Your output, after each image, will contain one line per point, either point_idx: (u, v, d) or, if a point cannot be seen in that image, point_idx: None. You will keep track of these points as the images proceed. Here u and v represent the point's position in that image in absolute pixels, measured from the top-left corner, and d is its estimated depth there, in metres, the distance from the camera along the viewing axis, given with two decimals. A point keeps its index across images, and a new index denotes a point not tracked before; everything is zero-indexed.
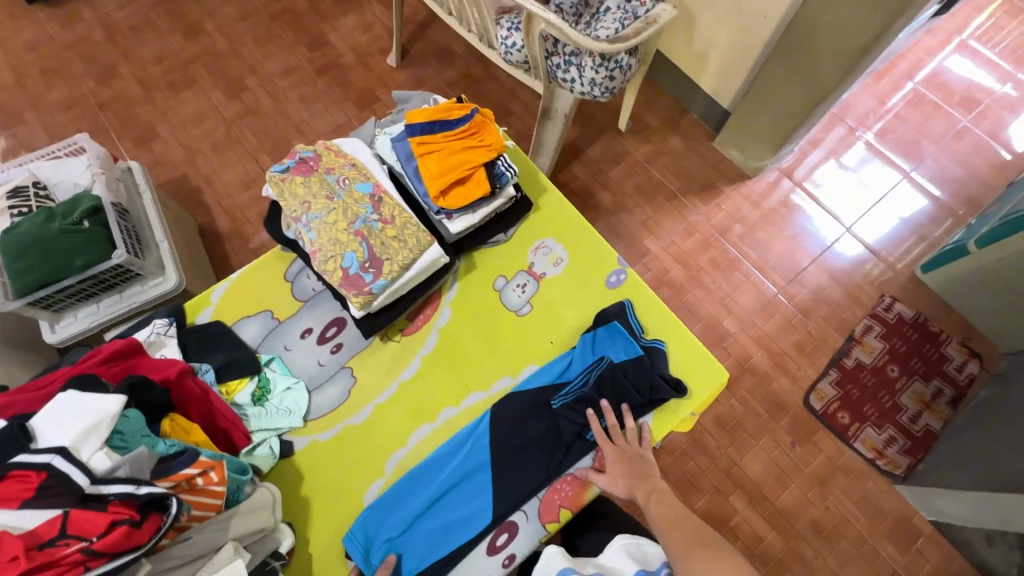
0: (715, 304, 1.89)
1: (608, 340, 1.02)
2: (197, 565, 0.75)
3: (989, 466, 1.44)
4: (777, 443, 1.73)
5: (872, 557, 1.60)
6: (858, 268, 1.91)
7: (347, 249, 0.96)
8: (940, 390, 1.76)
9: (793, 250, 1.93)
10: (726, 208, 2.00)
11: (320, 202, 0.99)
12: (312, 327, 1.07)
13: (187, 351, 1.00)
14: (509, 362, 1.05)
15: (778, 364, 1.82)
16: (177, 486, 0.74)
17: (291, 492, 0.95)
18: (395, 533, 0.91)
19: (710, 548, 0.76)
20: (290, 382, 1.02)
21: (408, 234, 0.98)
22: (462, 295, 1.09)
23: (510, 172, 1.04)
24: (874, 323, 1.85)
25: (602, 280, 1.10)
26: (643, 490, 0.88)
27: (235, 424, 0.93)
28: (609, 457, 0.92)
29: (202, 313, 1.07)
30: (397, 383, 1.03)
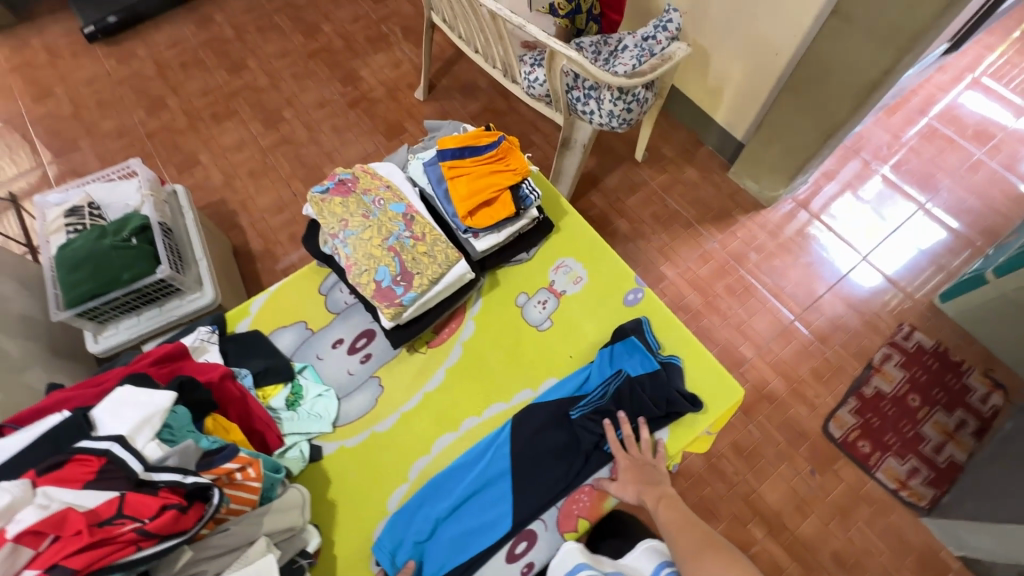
0: (731, 330, 1.91)
1: (625, 354, 1.05)
2: (232, 556, 0.79)
3: (1016, 498, 1.41)
4: (796, 471, 1.71)
5: None
6: (875, 297, 1.92)
7: (381, 264, 1.03)
8: (964, 421, 1.74)
9: (809, 279, 1.96)
10: (741, 236, 2.04)
11: (357, 220, 1.07)
12: (343, 338, 1.13)
13: (227, 356, 1.06)
14: (531, 375, 1.09)
15: (795, 390, 1.81)
16: (218, 479, 0.79)
17: (319, 494, 0.99)
18: (419, 537, 0.94)
19: (715, 551, 0.79)
20: (321, 389, 1.07)
21: (437, 250, 1.04)
22: (486, 310, 1.14)
23: (534, 195, 1.11)
24: (893, 352, 1.84)
25: (620, 298, 1.15)
26: (652, 495, 0.92)
27: (270, 426, 0.98)
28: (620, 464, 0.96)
29: (242, 322, 1.14)
30: (422, 392, 1.08)
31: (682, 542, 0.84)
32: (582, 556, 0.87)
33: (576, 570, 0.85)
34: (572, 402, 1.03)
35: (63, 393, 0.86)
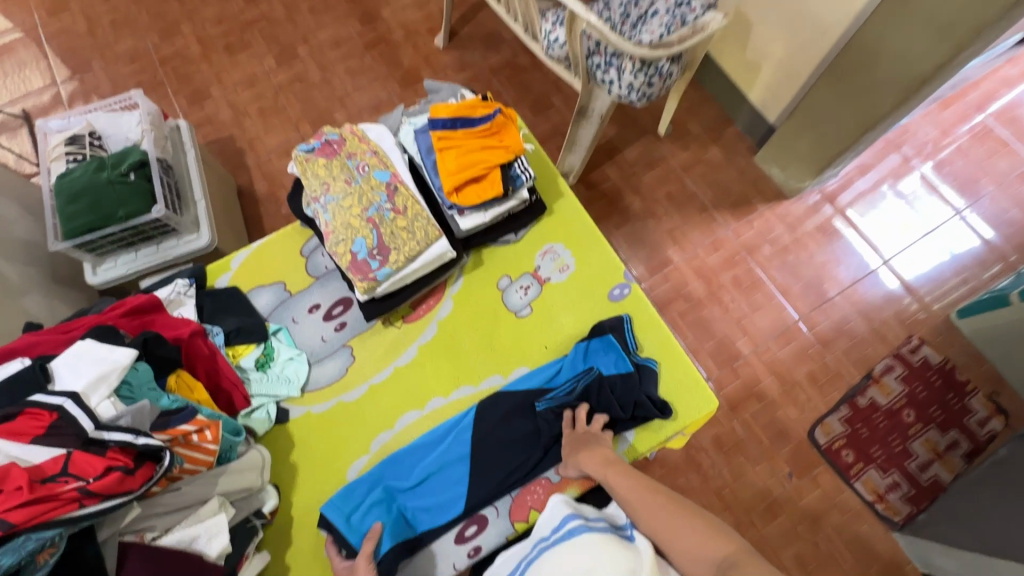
0: (731, 324, 1.85)
1: (600, 351, 1.03)
2: (182, 514, 0.81)
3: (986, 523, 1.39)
4: (774, 472, 1.70)
5: None
6: (890, 304, 1.83)
7: (358, 235, 0.99)
8: (956, 442, 1.70)
9: (823, 279, 1.87)
10: (758, 226, 1.94)
11: (339, 185, 1.03)
12: (320, 304, 1.12)
13: (204, 313, 1.06)
14: (503, 361, 1.07)
15: (787, 392, 1.78)
16: (174, 439, 0.81)
17: (283, 455, 1.02)
18: (381, 501, 0.95)
19: (683, 513, 0.77)
20: (293, 353, 1.07)
21: (417, 226, 1.00)
22: (467, 289, 1.11)
23: (526, 175, 1.05)
24: (896, 365, 1.77)
25: (606, 292, 1.10)
26: (587, 454, 0.91)
27: (237, 387, 0.99)
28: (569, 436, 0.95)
29: (222, 277, 1.14)
30: (393, 367, 1.07)
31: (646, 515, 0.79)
32: (570, 507, 0.89)
33: (563, 521, 0.87)
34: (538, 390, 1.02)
35: (29, 336, 0.86)
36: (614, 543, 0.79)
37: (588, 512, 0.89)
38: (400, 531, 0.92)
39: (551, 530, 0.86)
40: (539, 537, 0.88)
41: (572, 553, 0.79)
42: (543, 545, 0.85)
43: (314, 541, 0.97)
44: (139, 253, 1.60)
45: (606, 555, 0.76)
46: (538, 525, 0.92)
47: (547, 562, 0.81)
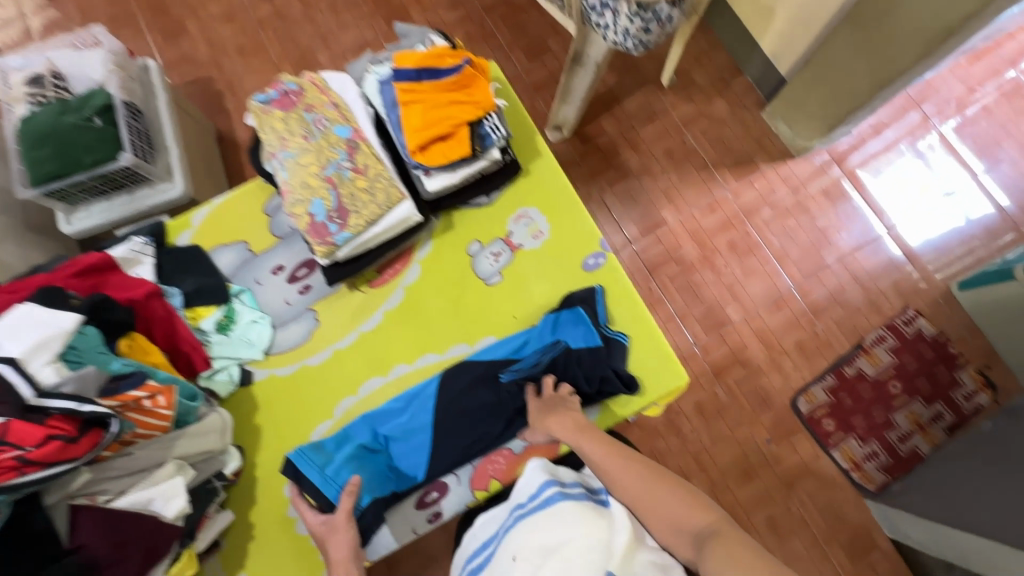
0: (722, 289, 1.79)
1: (570, 324, 0.99)
2: (136, 478, 0.82)
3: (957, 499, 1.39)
4: (752, 438, 1.70)
5: (819, 560, 1.60)
6: (889, 273, 1.76)
7: (316, 195, 0.94)
8: (940, 415, 1.68)
9: (822, 245, 1.79)
10: (759, 187, 1.84)
11: (296, 141, 0.97)
12: (284, 265, 1.08)
13: (162, 272, 1.03)
14: (469, 330, 1.04)
15: (774, 360, 1.74)
16: (125, 405, 0.80)
17: (247, 418, 1.02)
18: (352, 456, 0.94)
19: (666, 486, 0.76)
20: (255, 316, 1.05)
21: (378, 187, 0.95)
22: (435, 253, 1.07)
23: (497, 134, 0.97)
24: (888, 336, 1.73)
25: (579, 262, 1.05)
26: (558, 421, 0.89)
27: (196, 349, 0.97)
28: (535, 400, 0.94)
29: (183, 235, 1.10)
30: (357, 333, 1.05)
31: (628, 484, 0.77)
32: (547, 474, 0.87)
33: (540, 489, 0.85)
34: (505, 360, 0.99)
35: None
36: (593, 513, 0.78)
37: (563, 477, 0.87)
38: (378, 487, 0.94)
39: (529, 498, 0.84)
40: (515, 504, 0.86)
41: (549, 523, 0.77)
42: (518, 513, 0.83)
43: (277, 501, 0.98)
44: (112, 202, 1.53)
45: (584, 527, 0.75)
46: (512, 490, 0.90)
47: (521, 530, 0.79)
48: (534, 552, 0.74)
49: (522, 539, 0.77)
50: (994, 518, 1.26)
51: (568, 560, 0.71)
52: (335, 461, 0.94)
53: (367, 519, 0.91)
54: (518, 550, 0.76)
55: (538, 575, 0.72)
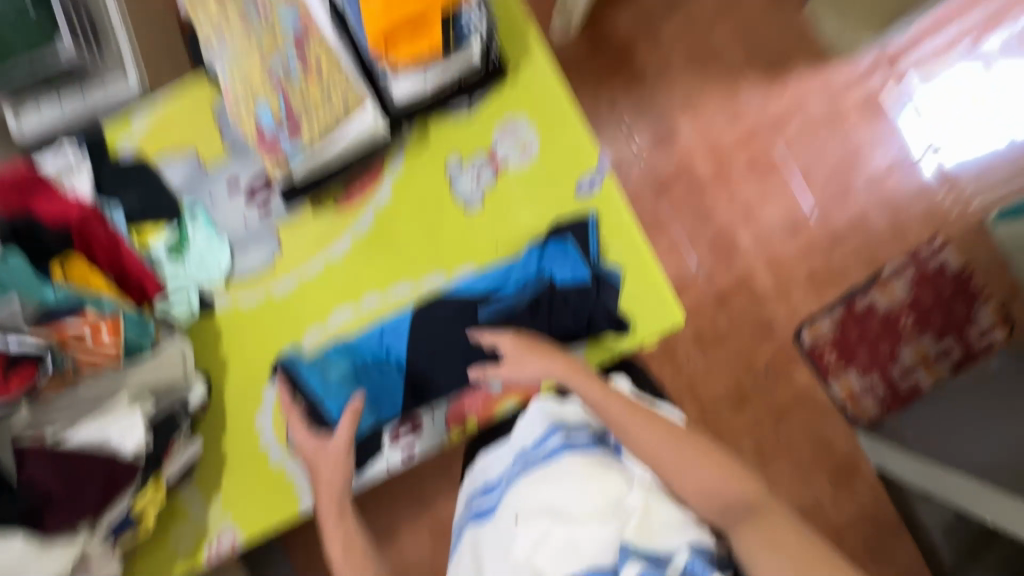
0: (738, 212, 1.55)
1: (556, 256, 0.89)
2: (88, 411, 0.78)
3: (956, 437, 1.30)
4: (750, 367, 1.53)
5: (800, 486, 1.50)
6: (920, 199, 1.55)
7: (264, 100, 0.82)
8: (947, 351, 1.54)
9: (852, 164, 1.55)
10: (793, 93, 1.56)
11: (236, 31, 0.83)
12: (240, 180, 0.96)
13: (102, 183, 0.93)
14: (447, 260, 0.94)
15: (783, 288, 1.54)
16: (66, 335, 0.75)
17: (210, 347, 0.96)
18: (339, 379, 0.90)
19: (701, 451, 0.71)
20: (211, 238, 0.94)
21: (333, 92, 0.81)
22: (409, 171, 0.94)
23: (476, 27, 0.82)
24: (908, 267, 1.54)
25: (573, 185, 0.93)
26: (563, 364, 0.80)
27: (146, 274, 0.88)
28: (502, 342, 0.84)
29: (125, 142, 0.96)
30: (324, 259, 0.95)
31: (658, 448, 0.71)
32: (551, 420, 0.82)
33: (545, 436, 0.80)
34: (485, 296, 0.90)
35: None
36: (605, 468, 0.74)
37: (570, 419, 0.82)
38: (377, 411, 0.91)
39: (535, 446, 0.79)
40: (518, 449, 0.81)
41: (559, 478, 0.73)
42: (523, 464, 0.78)
43: (249, 433, 0.96)
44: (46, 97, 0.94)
45: (597, 488, 0.71)
46: (512, 432, 0.85)
47: (528, 482, 0.75)
48: (542, 512, 0.71)
49: (528, 495, 0.74)
50: (977, 462, 1.21)
51: (582, 524, 0.68)
52: (320, 380, 0.90)
53: (369, 441, 0.91)
54: (522, 509, 0.73)
55: (548, 533, 0.69)
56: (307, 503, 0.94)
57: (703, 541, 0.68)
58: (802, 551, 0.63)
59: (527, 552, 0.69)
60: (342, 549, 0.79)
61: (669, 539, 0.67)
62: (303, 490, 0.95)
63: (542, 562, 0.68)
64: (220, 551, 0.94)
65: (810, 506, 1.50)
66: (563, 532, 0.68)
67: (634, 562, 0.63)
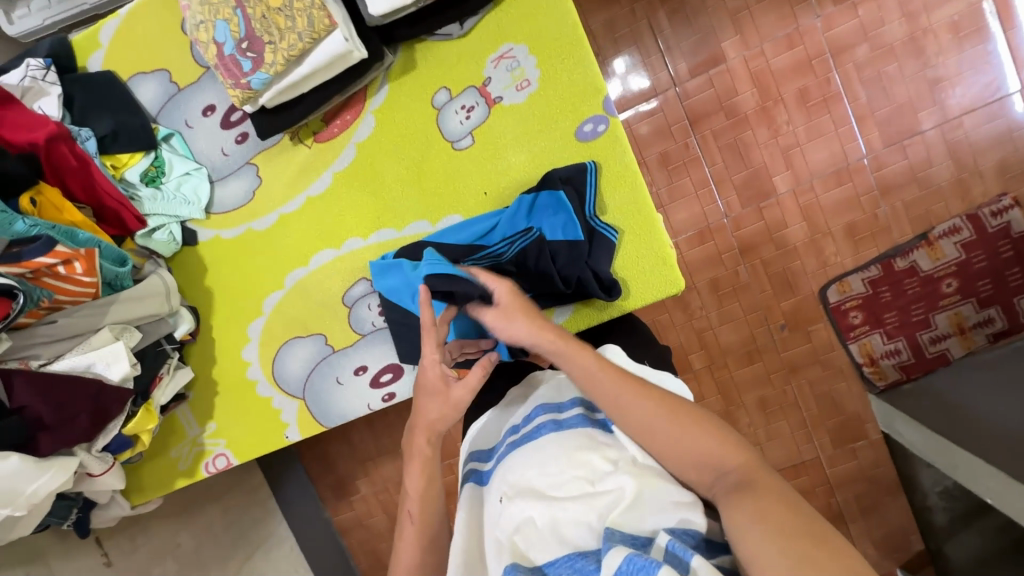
0: (776, 153, 1.35)
1: (548, 210, 0.80)
2: (74, 341, 0.80)
3: (957, 412, 1.13)
4: (765, 321, 1.40)
5: (800, 441, 1.41)
6: (999, 147, 1.29)
7: (222, 17, 0.73)
8: (989, 320, 1.32)
9: (923, 103, 1.30)
10: (865, 13, 1.28)
11: None
12: (216, 105, 0.90)
13: (72, 108, 0.86)
14: (430, 205, 0.87)
15: (814, 242, 1.36)
16: (38, 271, 0.74)
17: (195, 279, 0.96)
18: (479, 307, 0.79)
19: (694, 416, 0.59)
20: (189, 168, 0.90)
21: (297, 10, 0.71)
22: (391, 104, 0.85)
23: None
24: (964, 227, 1.31)
25: (573, 128, 0.82)
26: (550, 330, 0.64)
27: (123, 205, 0.86)
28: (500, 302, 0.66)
29: (95, 57, 0.91)
30: (304, 197, 0.90)
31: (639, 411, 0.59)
32: (545, 396, 0.68)
33: (533, 414, 0.66)
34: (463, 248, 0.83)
35: None
36: (596, 445, 0.59)
37: (562, 394, 0.67)
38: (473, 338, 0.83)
39: (522, 425, 0.66)
40: (510, 428, 0.67)
41: (540, 461, 0.59)
42: (511, 441, 0.64)
43: (236, 365, 0.97)
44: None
45: (579, 465, 0.57)
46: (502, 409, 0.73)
47: (508, 465, 0.61)
48: (523, 492, 0.57)
49: (511, 473, 0.60)
50: (992, 435, 1.00)
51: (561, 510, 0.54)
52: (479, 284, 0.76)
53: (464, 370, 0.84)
54: (508, 489, 0.59)
55: (526, 529, 0.55)
56: (294, 437, 0.97)
57: (695, 527, 0.52)
58: (800, 526, 0.48)
59: (511, 538, 0.56)
60: (422, 485, 0.68)
61: (658, 522, 0.52)
62: (290, 425, 0.97)
63: (528, 549, 0.55)
64: (218, 469, 1.01)
65: (809, 462, 1.41)
66: (544, 514, 0.55)
67: (619, 547, 0.48)
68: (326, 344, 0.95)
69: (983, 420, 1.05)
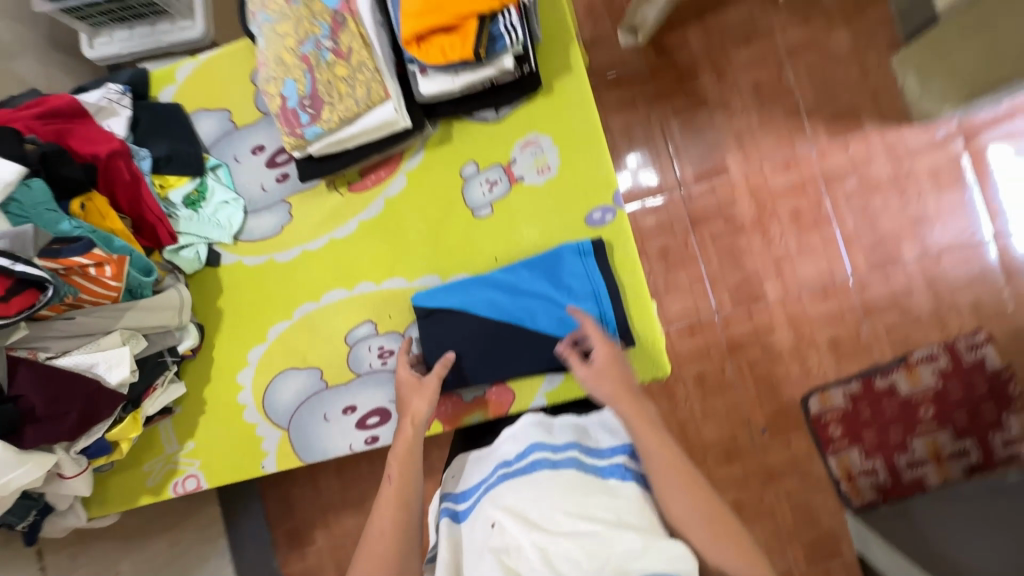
0: (767, 262, 1.44)
1: (573, 273, 0.87)
2: (82, 340, 0.83)
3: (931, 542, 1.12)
4: (746, 421, 1.42)
5: (774, 552, 1.38)
6: (973, 286, 1.39)
7: (290, 75, 0.83)
8: (964, 451, 1.35)
9: (905, 236, 1.41)
10: (855, 151, 1.43)
11: (277, 3, 0.83)
12: (265, 146, 0.99)
13: (136, 130, 0.96)
14: (443, 262, 0.93)
15: (799, 349, 1.42)
16: (70, 270, 0.78)
17: (209, 299, 1.00)
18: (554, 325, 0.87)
19: (720, 517, 0.61)
20: (228, 197, 0.98)
21: (359, 80, 0.81)
22: (424, 168, 0.94)
23: (512, 37, 0.78)
24: (941, 356, 1.38)
25: (584, 214, 0.90)
26: (627, 401, 0.71)
27: (161, 221, 0.93)
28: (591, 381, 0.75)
29: (167, 90, 1.02)
30: (328, 238, 0.97)
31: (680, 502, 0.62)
32: (538, 432, 0.69)
33: (527, 448, 0.68)
34: (532, 292, 0.88)
35: None
36: (588, 488, 0.62)
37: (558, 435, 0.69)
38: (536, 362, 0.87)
39: (514, 459, 0.67)
40: (499, 461, 0.69)
41: (536, 495, 0.60)
42: (501, 472, 0.66)
43: (229, 388, 1.00)
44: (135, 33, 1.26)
45: (574, 503, 0.59)
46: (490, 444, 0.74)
47: (500, 494, 0.62)
48: (516, 520, 0.58)
49: (502, 501, 0.62)
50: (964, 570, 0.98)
51: (553, 544, 0.55)
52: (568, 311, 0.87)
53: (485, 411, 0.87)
54: (499, 515, 0.60)
55: (516, 555, 0.56)
56: (270, 468, 0.98)
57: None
58: None
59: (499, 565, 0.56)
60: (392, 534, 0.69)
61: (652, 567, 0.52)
62: (269, 454, 0.98)
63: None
64: (185, 491, 1.00)
65: None
66: (536, 544, 0.56)
67: None
68: (320, 379, 0.97)
69: (954, 553, 1.04)
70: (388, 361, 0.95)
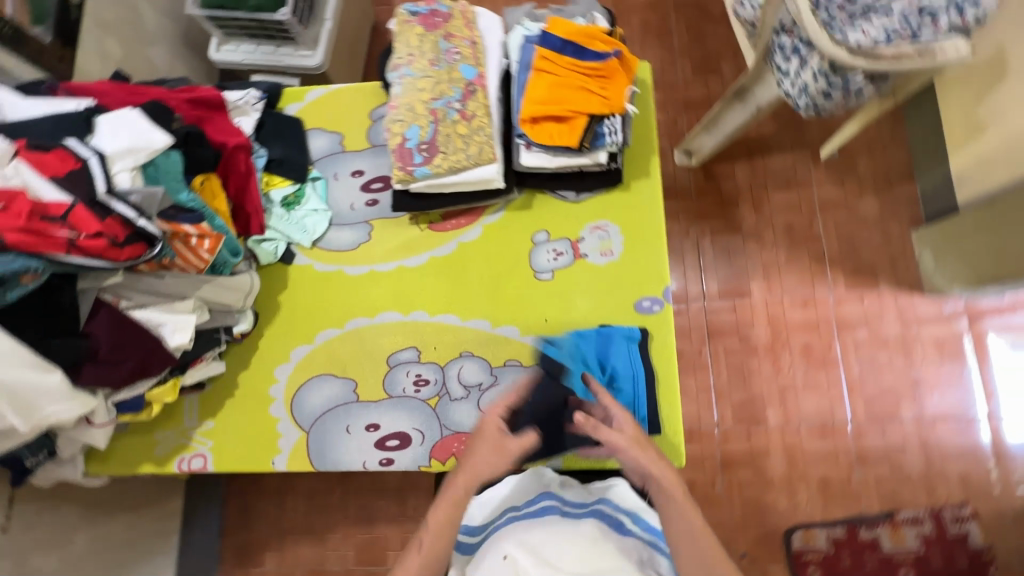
0: (773, 389, 1.51)
1: (618, 350, 0.94)
2: (159, 300, 0.89)
3: None
4: (727, 542, 1.43)
5: None
6: (963, 460, 1.44)
7: (416, 122, 0.94)
8: None
9: (904, 396, 1.49)
10: (868, 306, 1.55)
11: (423, 62, 0.96)
12: (364, 171, 1.10)
13: (259, 130, 1.08)
14: (496, 310, 1.01)
15: (790, 481, 1.46)
16: (175, 234, 0.86)
17: (271, 292, 1.07)
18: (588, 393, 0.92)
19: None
20: (318, 207, 1.08)
21: (474, 140, 0.93)
22: (501, 225, 1.04)
23: (612, 139, 0.92)
24: (926, 521, 1.41)
25: (634, 299, 0.99)
26: (662, 471, 0.74)
27: (256, 213, 1.02)
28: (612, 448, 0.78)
29: (293, 105, 1.15)
30: (398, 264, 1.05)
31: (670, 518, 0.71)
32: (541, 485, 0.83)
33: (537, 498, 0.80)
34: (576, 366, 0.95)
35: (103, 87, 0.92)
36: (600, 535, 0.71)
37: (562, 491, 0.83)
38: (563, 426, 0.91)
39: (525, 504, 0.78)
40: (509, 507, 0.80)
41: (548, 535, 0.69)
42: (511, 514, 0.77)
43: (262, 379, 1.03)
44: (260, 49, 1.47)
45: (585, 548, 0.67)
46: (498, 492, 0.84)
47: (514, 533, 0.71)
48: (529, 555, 0.66)
49: (515, 540, 0.69)
50: None
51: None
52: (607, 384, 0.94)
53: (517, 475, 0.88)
54: (513, 549, 0.67)
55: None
56: (279, 466, 0.99)
57: None
58: None
59: None
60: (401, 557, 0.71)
61: None
62: (282, 453, 1.00)
63: None
64: (188, 469, 1.01)
65: None
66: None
67: None
68: (352, 392, 1.02)
69: None
70: (422, 390, 1.00)
